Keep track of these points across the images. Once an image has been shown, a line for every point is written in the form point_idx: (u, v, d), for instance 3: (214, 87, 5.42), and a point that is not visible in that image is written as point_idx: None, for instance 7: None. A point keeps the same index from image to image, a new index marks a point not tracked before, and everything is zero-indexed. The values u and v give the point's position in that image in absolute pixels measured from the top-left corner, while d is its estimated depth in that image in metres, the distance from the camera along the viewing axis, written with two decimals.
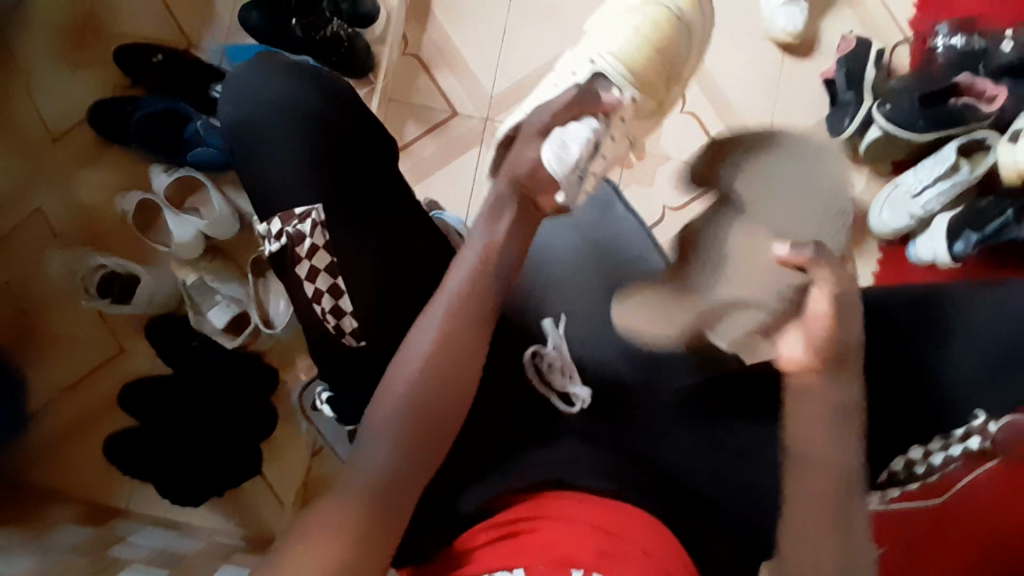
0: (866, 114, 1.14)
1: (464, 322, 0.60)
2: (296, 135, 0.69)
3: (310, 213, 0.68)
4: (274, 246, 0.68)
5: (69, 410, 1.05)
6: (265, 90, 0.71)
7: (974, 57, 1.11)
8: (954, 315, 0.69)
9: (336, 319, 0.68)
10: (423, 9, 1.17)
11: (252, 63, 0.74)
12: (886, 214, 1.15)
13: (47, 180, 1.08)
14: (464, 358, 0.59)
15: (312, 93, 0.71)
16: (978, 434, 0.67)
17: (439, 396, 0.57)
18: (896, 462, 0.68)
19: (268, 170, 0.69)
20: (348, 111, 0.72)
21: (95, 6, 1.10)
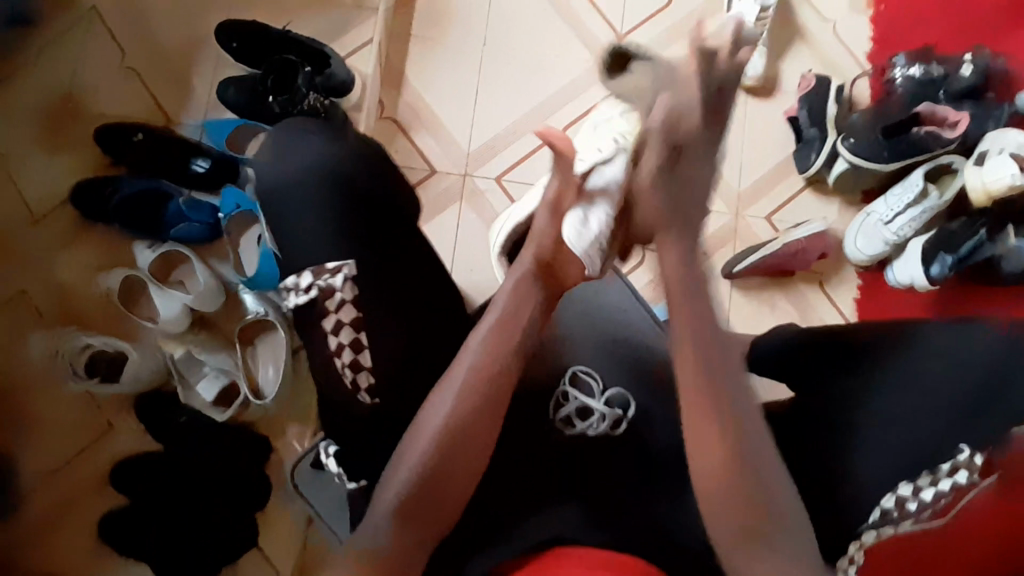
0: (831, 149, 1.18)
1: (473, 391, 0.63)
2: (331, 201, 0.70)
3: (341, 268, 0.68)
4: (302, 298, 0.70)
5: (57, 494, 1.04)
6: (302, 154, 0.71)
7: (934, 83, 1.17)
8: (931, 345, 0.69)
9: (354, 373, 0.69)
10: (397, 75, 1.20)
11: (291, 123, 0.74)
12: (860, 242, 1.17)
13: (28, 264, 1.08)
14: (474, 423, 0.63)
15: (343, 153, 0.72)
16: (965, 468, 0.65)
17: (450, 461, 0.61)
18: (886, 500, 0.66)
19: (299, 234, 0.70)
20: (384, 178, 0.73)
21: (77, 91, 1.13)
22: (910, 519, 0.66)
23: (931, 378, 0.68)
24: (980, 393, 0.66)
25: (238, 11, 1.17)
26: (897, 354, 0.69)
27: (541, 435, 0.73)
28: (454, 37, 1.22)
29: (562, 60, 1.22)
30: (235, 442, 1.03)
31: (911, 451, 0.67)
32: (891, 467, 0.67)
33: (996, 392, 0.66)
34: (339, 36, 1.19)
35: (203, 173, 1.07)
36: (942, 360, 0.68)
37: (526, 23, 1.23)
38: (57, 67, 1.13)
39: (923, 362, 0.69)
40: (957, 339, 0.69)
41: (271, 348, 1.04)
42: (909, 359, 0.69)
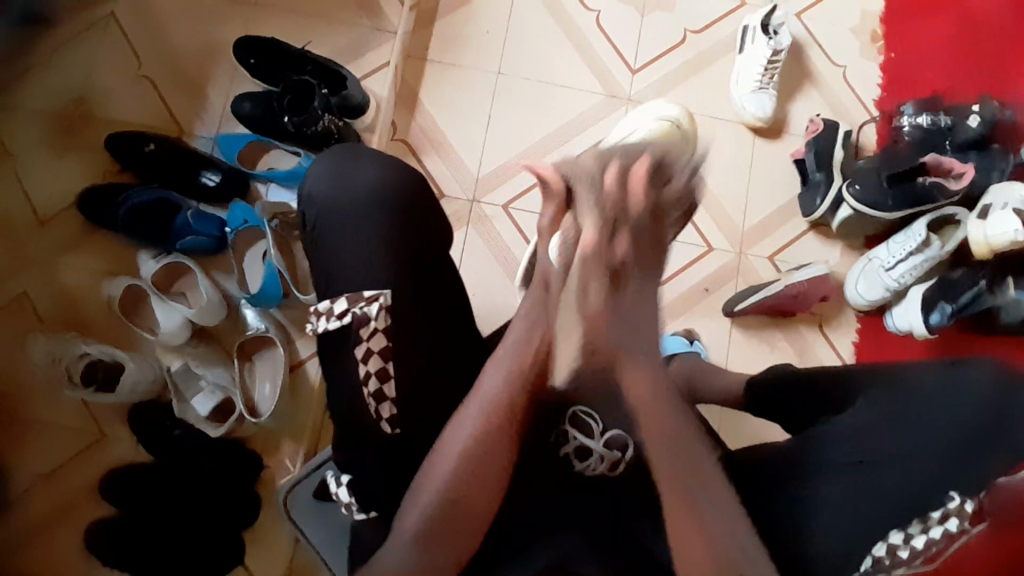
0: (836, 194, 1.18)
1: (494, 424, 0.63)
2: (370, 224, 0.71)
3: (378, 297, 0.68)
4: (333, 324, 0.69)
5: (47, 500, 1.02)
6: (355, 177, 0.72)
7: (940, 133, 1.18)
8: (923, 388, 0.68)
9: (377, 403, 0.68)
10: (410, 97, 1.21)
11: (348, 146, 0.76)
12: (862, 287, 1.17)
13: (32, 268, 1.08)
14: (493, 459, 0.63)
15: (400, 179, 0.73)
16: (955, 515, 0.64)
17: (462, 495, 0.62)
18: (876, 549, 0.64)
19: (338, 251, 0.71)
20: (426, 207, 0.74)
21: (91, 97, 1.13)
22: (901, 565, 0.64)
23: (927, 423, 0.66)
24: (967, 437, 0.65)
25: (256, 26, 1.18)
26: (882, 398, 0.69)
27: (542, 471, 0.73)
28: (470, 62, 1.23)
29: (575, 91, 1.24)
30: (229, 458, 1.03)
31: (906, 495, 0.64)
32: (882, 511, 0.64)
33: (989, 441, 0.65)
34: (354, 56, 1.20)
35: (212, 185, 1.08)
36: (933, 404, 0.67)
37: (541, 53, 1.24)
38: (73, 73, 1.13)
39: (913, 405, 0.67)
40: (937, 377, 0.68)
41: (272, 364, 1.05)
42: (907, 403, 0.67)
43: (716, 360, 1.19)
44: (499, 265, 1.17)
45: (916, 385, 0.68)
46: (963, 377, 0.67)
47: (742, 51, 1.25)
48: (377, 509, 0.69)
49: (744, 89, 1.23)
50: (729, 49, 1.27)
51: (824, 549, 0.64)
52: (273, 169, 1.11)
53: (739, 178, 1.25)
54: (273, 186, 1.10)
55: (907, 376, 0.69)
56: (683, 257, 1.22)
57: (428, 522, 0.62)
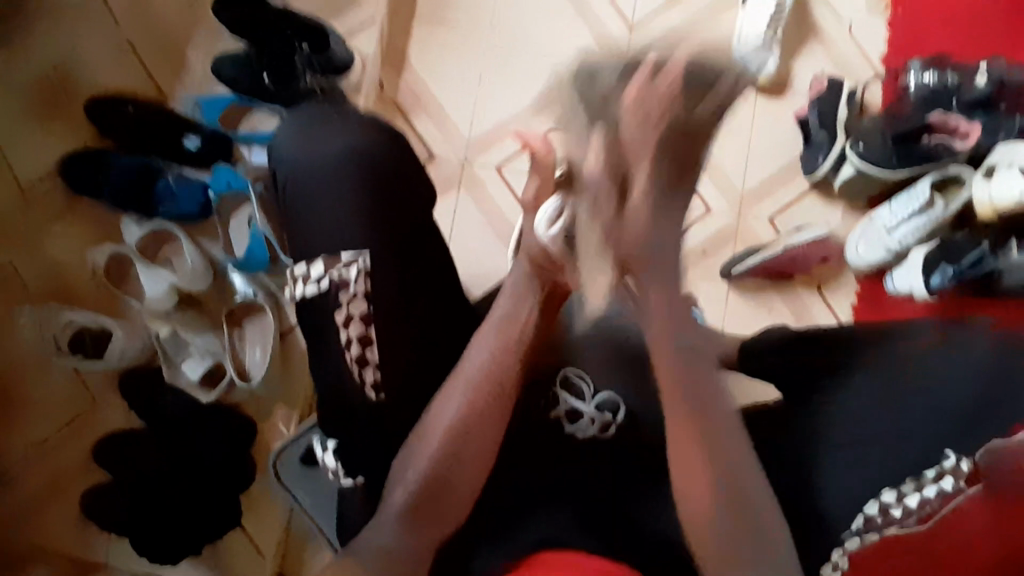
0: (839, 153, 1.15)
1: (479, 398, 0.62)
2: (344, 186, 0.68)
3: (357, 260, 0.67)
4: (311, 288, 0.67)
5: (43, 468, 1.02)
6: (325, 139, 0.69)
7: (946, 92, 1.15)
8: (926, 358, 0.67)
9: (360, 368, 0.66)
10: (398, 57, 1.17)
11: (316, 109, 0.73)
12: (863, 249, 1.15)
13: (16, 236, 1.06)
14: (477, 436, 0.63)
15: (373, 138, 0.70)
16: (951, 474, 0.62)
17: (448, 471, 0.62)
18: (868, 506, 0.63)
19: (313, 216, 0.68)
20: (401, 166, 0.71)
21: (69, 59, 1.09)
22: (894, 526, 0.62)
23: (930, 390, 0.65)
24: (966, 403, 0.63)
25: None
26: (878, 361, 0.68)
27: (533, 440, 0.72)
28: (460, 20, 1.18)
29: (569, 48, 1.19)
30: (222, 427, 1.02)
31: (901, 460, 0.63)
32: (875, 475, 0.63)
33: (989, 407, 0.63)
34: (340, 13, 1.16)
35: (196, 150, 1.06)
36: (936, 373, 0.65)
37: (533, 8, 1.20)
38: (49, 34, 1.09)
39: (910, 375, 0.66)
40: (937, 346, 0.67)
41: (260, 331, 1.04)
42: (905, 373, 0.66)
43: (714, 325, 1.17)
44: (492, 229, 1.15)
45: (911, 352, 0.67)
46: (964, 348, 0.66)
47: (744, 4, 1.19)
48: (364, 475, 0.68)
49: None
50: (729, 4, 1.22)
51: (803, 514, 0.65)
52: (256, 131, 1.09)
53: (738, 140, 1.22)
54: (256, 148, 1.07)
55: (902, 342, 0.68)
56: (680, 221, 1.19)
57: (417, 494, 0.61)
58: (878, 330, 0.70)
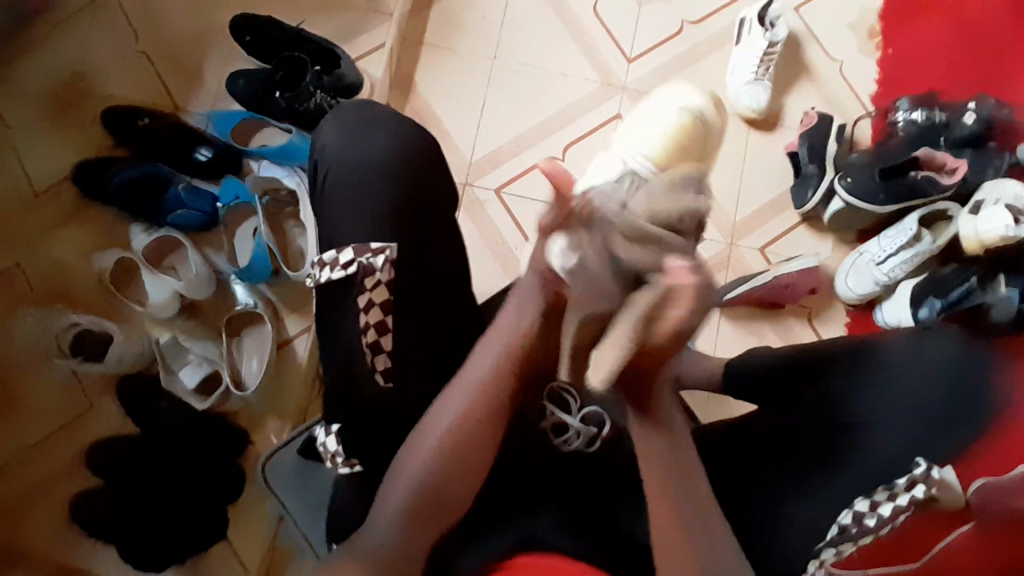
0: (828, 186, 1.18)
1: (481, 404, 0.64)
2: (381, 189, 0.72)
3: (385, 250, 0.69)
4: (338, 273, 0.70)
5: (35, 468, 1.03)
6: (369, 143, 0.73)
7: (935, 129, 1.18)
8: (896, 366, 0.72)
9: (373, 354, 0.69)
10: (406, 81, 1.22)
11: (361, 110, 0.77)
12: (851, 281, 1.17)
13: (25, 239, 1.09)
14: (475, 442, 0.64)
15: (411, 147, 0.74)
16: (921, 482, 0.67)
17: (448, 478, 0.63)
18: (842, 516, 0.67)
19: (345, 212, 0.71)
20: (433, 177, 0.75)
21: (88, 73, 1.14)
22: (867, 534, 0.66)
23: (895, 400, 0.70)
24: (933, 413, 0.70)
25: (254, 4, 1.19)
26: (849, 371, 0.73)
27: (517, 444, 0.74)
28: (465, 48, 1.23)
29: (571, 78, 1.24)
30: (213, 432, 1.03)
31: (876, 467, 0.68)
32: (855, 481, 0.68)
33: (952, 417, 0.70)
34: (352, 38, 1.21)
35: (204, 161, 1.08)
36: (906, 374, 0.71)
37: (537, 39, 1.24)
38: (70, 49, 1.14)
39: (884, 382, 0.71)
40: (909, 348, 0.72)
41: (257, 341, 1.06)
42: (878, 382, 0.71)
43: (704, 349, 1.19)
44: (490, 249, 1.17)
45: (883, 360, 0.72)
46: (932, 348, 0.72)
47: (738, 42, 1.24)
48: (360, 466, 0.70)
49: (740, 81, 1.23)
50: (725, 41, 1.28)
51: (796, 532, 0.67)
52: (266, 146, 1.11)
53: (731, 170, 1.25)
54: (264, 162, 1.09)
55: (876, 351, 0.73)
56: None
57: (415, 498, 0.62)
58: (844, 339, 0.75)
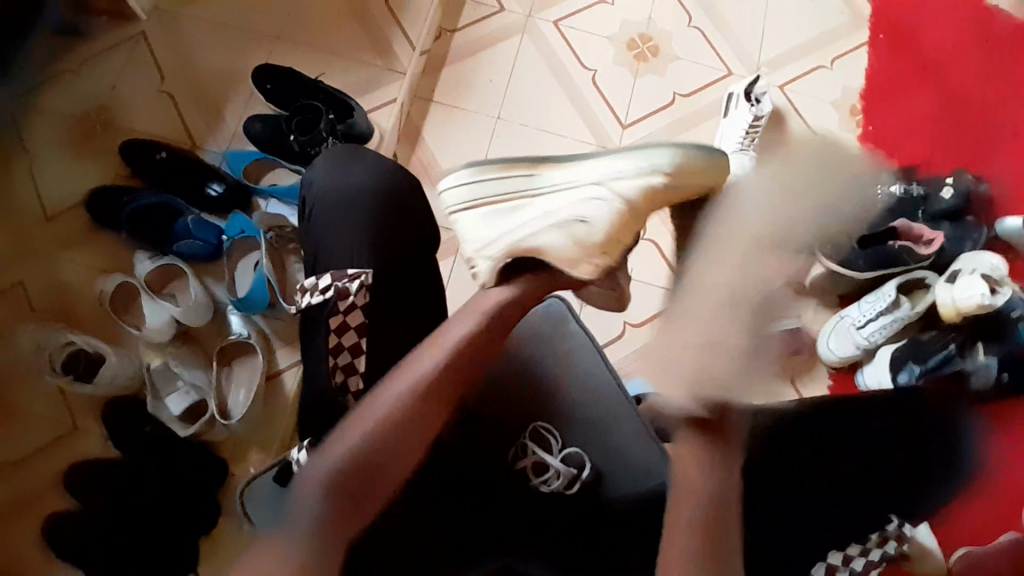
0: (810, 252, 1.23)
1: (439, 377, 0.62)
2: (363, 220, 0.76)
3: (361, 275, 0.72)
4: (316, 298, 0.72)
5: (14, 487, 1.03)
6: (354, 177, 0.78)
7: (913, 202, 1.24)
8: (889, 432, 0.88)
9: (346, 376, 0.70)
10: (413, 134, 1.29)
11: (350, 148, 0.82)
12: (833, 343, 1.21)
13: (32, 258, 1.12)
14: (423, 418, 0.61)
15: (394, 183, 0.79)
16: (891, 538, 0.82)
17: (388, 450, 0.59)
18: (820, 567, 0.78)
19: (329, 238, 0.76)
20: (414, 210, 0.79)
21: (112, 108, 1.20)
22: None
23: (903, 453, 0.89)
24: (911, 476, 0.88)
25: (276, 54, 1.27)
26: (873, 420, 0.88)
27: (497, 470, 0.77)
28: (472, 106, 1.31)
29: (571, 139, 1.31)
30: (198, 456, 1.03)
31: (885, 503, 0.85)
32: (848, 511, 0.82)
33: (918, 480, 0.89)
34: (366, 90, 1.28)
35: (214, 196, 1.13)
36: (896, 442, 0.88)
37: (541, 102, 1.33)
38: (97, 85, 1.21)
39: (879, 443, 0.87)
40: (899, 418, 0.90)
41: (247, 372, 1.07)
42: (878, 441, 0.87)
43: None
44: None
45: (882, 424, 0.88)
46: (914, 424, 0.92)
47: (728, 113, 1.33)
48: None
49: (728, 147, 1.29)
50: (715, 113, 1.36)
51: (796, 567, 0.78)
52: (276, 185, 1.16)
53: None
54: (273, 200, 1.14)
55: (877, 415, 0.88)
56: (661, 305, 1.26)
57: (345, 471, 0.57)
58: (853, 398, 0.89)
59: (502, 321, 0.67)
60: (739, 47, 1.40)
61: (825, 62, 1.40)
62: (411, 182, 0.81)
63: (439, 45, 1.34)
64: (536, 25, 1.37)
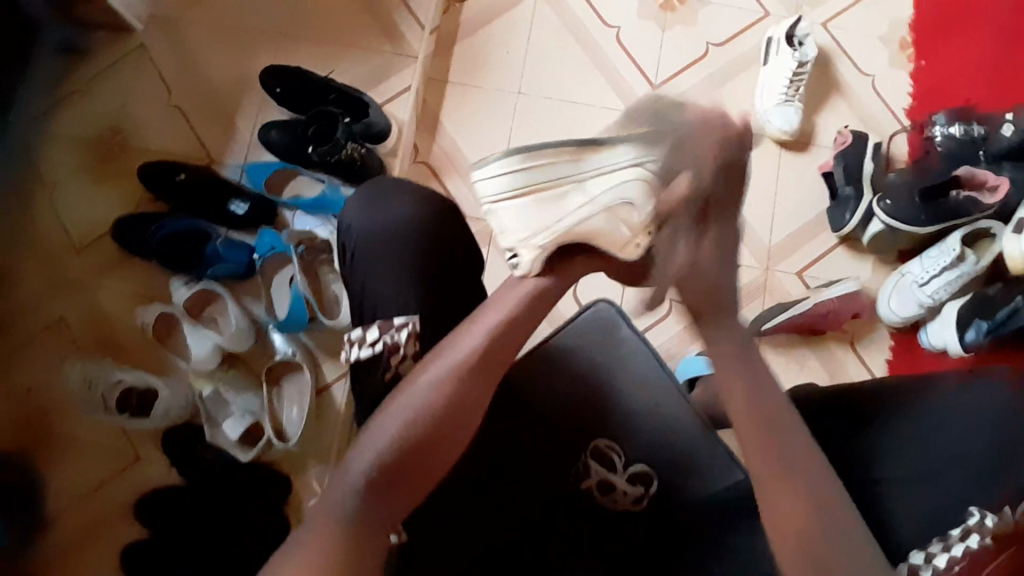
0: (867, 208, 1.16)
1: (469, 370, 0.61)
2: (411, 267, 0.74)
3: (408, 324, 0.71)
4: (365, 352, 0.70)
5: (85, 518, 1.05)
6: (394, 218, 0.75)
7: (973, 144, 1.15)
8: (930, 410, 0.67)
9: None
10: (432, 121, 1.22)
11: (383, 181, 0.79)
12: (894, 304, 1.15)
13: (69, 294, 1.11)
14: (461, 413, 0.60)
15: (437, 219, 0.76)
16: (977, 531, 0.60)
17: (430, 445, 0.58)
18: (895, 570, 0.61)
19: (377, 288, 0.73)
20: (457, 247, 0.77)
21: (123, 127, 1.16)
22: None
23: (936, 449, 0.66)
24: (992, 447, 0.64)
25: (281, 51, 1.20)
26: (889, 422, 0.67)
27: (545, 504, 0.76)
28: (490, 84, 1.23)
29: (595, 109, 1.23)
30: (257, 483, 1.04)
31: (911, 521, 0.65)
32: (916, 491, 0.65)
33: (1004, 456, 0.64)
34: (379, 81, 1.21)
35: (240, 214, 1.10)
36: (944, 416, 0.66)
37: (562, 72, 1.24)
38: (104, 104, 1.17)
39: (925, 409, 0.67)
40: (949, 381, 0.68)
41: (296, 389, 1.06)
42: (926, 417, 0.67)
43: None
44: None
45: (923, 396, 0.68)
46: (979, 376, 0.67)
47: (767, 62, 1.23)
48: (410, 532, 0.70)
49: (770, 102, 1.22)
50: (753, 62, 1.26)
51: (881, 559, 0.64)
52: (300, 196, 1.11)
53: (766, 193, 1.23)
54: (298, 213, 1.11)
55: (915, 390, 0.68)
56: None
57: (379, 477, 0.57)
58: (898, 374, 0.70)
59: (526, 320, 0.64)
60: None
61: None
62: (452, 216, 0.78)
63: (449, 20, 1.25)
64: None
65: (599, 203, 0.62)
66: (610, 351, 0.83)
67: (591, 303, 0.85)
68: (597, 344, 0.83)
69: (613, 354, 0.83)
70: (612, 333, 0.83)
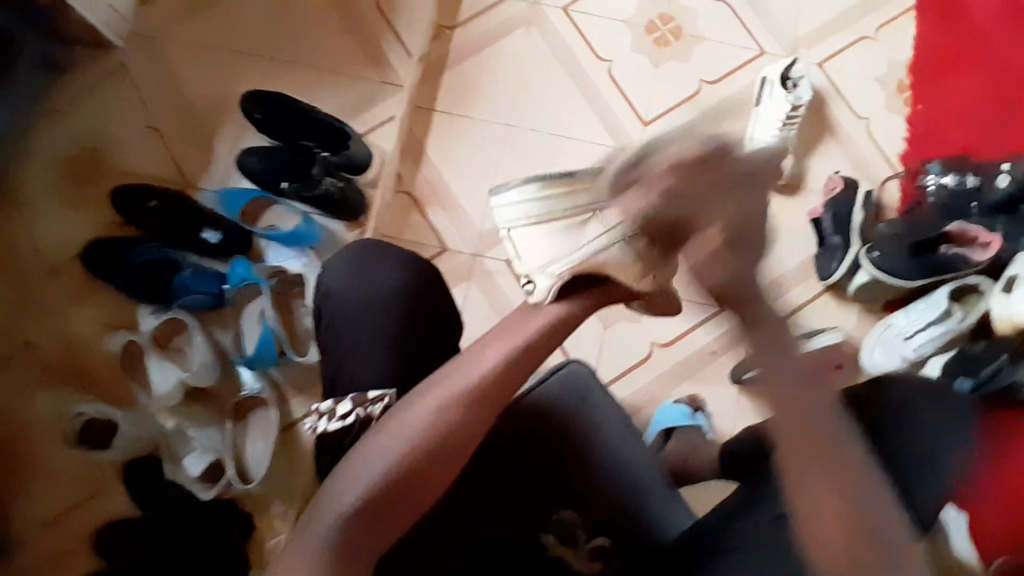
0: (854, 258, 1.14)
1: (463, 406, 0.55)
2: (383, 334, 0.72)
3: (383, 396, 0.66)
4: (335, 425, 0.67)
5: (40, 548, 1.02)
6: (372, 286, 0.74)
7: (967, 195, 1.12)
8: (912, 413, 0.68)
9: None
10: (415, 151, 1.19)
11: (360, 245, 0.78)
12: (878, 355, 1.11)
13: (37, 315, 1.09)
14: (450, 451, 0.54)
15: (417, 287, 0.75)
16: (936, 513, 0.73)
17: (409, 488, 0.53)
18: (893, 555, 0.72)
19: (346, 356, 0.71)
20: (434, 313, 0.75)
21: (98, 146, 1.13)
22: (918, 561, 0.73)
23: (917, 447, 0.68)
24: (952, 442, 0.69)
25: (264, 74, 1.18)
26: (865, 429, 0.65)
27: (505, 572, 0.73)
28: (476, 113, 1.20)
29: (583, 143, 1.20)
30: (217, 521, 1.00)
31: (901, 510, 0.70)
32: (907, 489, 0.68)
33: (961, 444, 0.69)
34: (363, 108, 1.18)
35: (215, 243, 1.07)
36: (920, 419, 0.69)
37: (551, 103, 1.21)
38: (81, 121, 1.14)
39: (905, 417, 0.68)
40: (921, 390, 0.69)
41: (263, 426, 1.04)
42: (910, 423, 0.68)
43: (723, 430, 1.13)
44: None
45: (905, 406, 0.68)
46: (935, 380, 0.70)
47: (760, 101, 1.19)
48: None
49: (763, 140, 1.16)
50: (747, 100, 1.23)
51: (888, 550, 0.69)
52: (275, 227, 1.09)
53: None
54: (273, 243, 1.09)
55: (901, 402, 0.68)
56: (691, 323, 1.16)
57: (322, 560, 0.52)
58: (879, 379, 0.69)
59: (537, 350, 0.58)
60: (774, 22, 1.26)
61: (868, 32, 1.26)
62: (430, 281, 0.76)
63: (437, 46, 1.22)
64: (543, 13, 1.24)
65: (615, 234, 0.55)
66: (595, 410, 0.79)
67: (565, 361, 0.81)
68: (583, 405, 0.79)
69: (596, 412, 0.79)
70: (592, 391, 0.80)
